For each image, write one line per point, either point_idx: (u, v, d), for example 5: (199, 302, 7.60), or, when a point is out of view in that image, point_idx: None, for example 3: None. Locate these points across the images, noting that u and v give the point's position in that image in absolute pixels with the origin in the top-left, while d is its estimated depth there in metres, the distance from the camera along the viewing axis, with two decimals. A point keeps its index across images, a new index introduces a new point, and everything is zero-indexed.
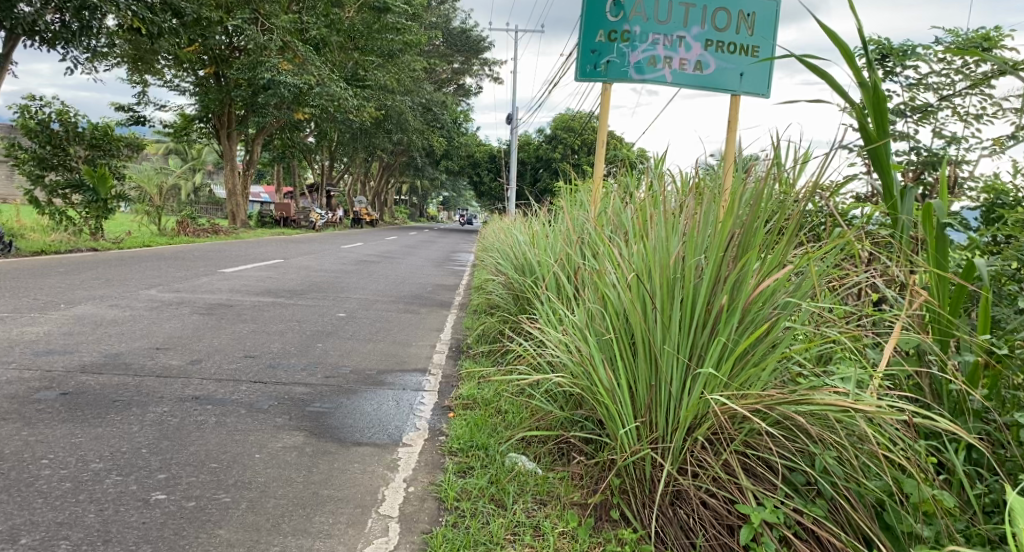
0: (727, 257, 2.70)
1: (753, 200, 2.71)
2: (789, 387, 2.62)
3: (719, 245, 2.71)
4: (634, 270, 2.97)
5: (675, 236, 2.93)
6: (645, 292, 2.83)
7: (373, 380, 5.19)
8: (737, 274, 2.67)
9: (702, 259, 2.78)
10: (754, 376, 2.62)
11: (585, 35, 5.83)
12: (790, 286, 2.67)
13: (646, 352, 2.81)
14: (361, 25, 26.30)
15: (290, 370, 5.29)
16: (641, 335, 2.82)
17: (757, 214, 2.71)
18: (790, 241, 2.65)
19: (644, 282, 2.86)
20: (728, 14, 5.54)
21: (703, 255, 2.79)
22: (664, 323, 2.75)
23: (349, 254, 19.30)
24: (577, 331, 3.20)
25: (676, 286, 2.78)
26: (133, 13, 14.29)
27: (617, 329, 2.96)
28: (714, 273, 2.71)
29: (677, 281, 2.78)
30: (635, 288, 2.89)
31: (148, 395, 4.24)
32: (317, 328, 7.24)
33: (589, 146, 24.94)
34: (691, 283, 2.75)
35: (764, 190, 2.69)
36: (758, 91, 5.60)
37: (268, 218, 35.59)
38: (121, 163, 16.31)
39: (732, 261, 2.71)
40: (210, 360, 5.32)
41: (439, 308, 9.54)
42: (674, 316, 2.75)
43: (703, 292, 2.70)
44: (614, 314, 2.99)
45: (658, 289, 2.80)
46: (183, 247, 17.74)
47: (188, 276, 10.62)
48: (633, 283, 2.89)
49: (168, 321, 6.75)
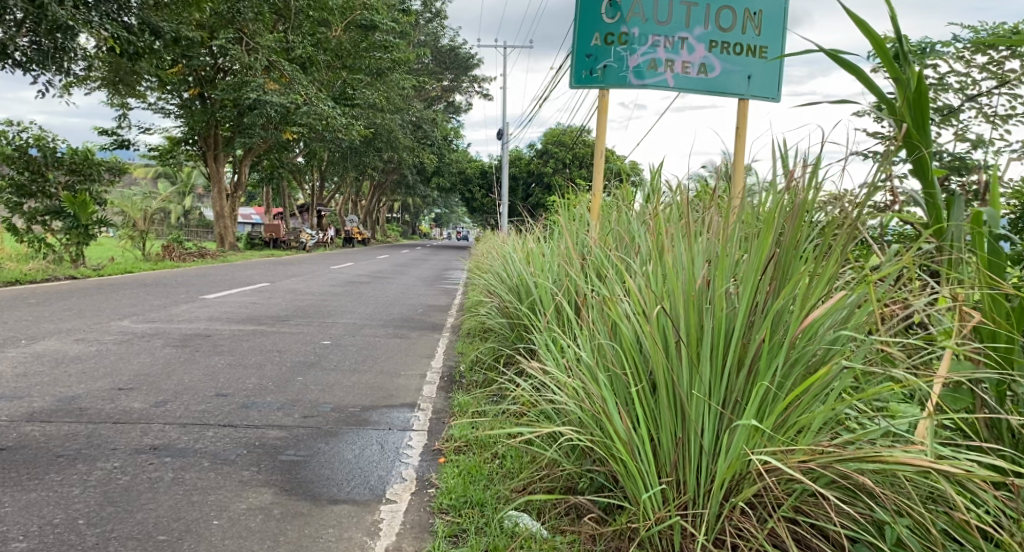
0: (766, 282, 2.25)
1: (793, 212, 2.28)
2: (845, 439, 2.18)
3: (753, 268, 2.27)
4: (650, 298, 2.52)
5: (698, 257, 2.50)
6: (665, 322, 2.40)
7: (356, 419, 4.72)
8: (776, 301, 2.24)
9: (733, 285, 2.34)
10: (803, 423, 2.18)
11: (579, 40, 5.39)
12: (839, 316, 2.23)
13: (669, 395, 2.36)
14: (349, 44, 25.97)
15: (264, 409, 4.81)
16: (663, 374, 2.37)
17: (799, 228, 2.27)
18: (839, 261, 2.22)
19: (663, 313, 2.41)
20: (733, 13, 5.13)
21: (734, 281, 2.35)
22: (691, 363, 2.30)
23: (339, 275, 18.83)
24: (585, 370, 2.74)
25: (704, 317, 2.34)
26: (110, 33, 13.92)
27: (632, 369, 2.51)
28: (750, 302, 2.27)
29: (702, 310, 2.34)
30: (654, 319, 2.44)
31: (96, 448, 3.77)
32: (298, 359, 6.76)
33: (580, 160, 24.69)
34: (719, 313, 2.32)
35: (805, 199, 2.26)
36: (768, 95, 5.19)
37: (258, 240, 35.14)
38: (103, 188, 15.82)
39: (771, 287, 2.26)
40: (177, 400, 4.84)
41: (429, 332, 9.06)
42: (700, 353, 2.31)
43: (737, 325, 2.25)
44: (629, 350, 2.54)
45: (679, 323, 2.36)
46: (166, 272, 17.22)
47: (167, 304, 10.12)
48: (649, 314, 2.45)
49: (137, 355, 6.28)
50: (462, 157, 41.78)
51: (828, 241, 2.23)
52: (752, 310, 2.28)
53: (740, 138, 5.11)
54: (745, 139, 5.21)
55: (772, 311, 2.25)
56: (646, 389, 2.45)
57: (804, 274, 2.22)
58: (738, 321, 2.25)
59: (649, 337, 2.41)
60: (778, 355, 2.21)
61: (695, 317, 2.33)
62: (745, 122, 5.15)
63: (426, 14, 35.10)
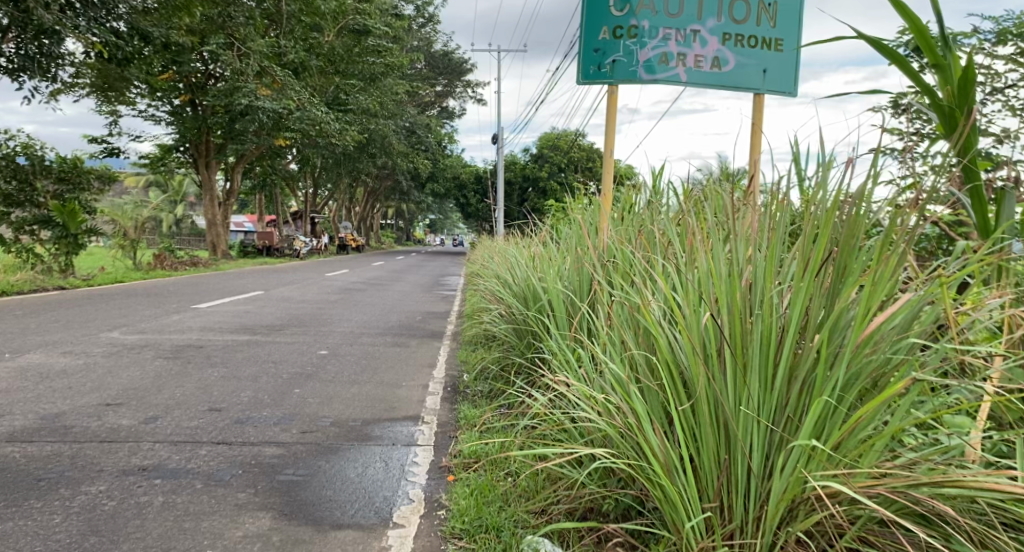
0: (821, 286, 2.03)
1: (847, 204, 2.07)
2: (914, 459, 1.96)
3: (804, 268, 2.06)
4: (688, 305, 2.29)
5: (739, 256, 2.29)
6: (702, 326, 2.18)
7: (358, 434, 4.47)
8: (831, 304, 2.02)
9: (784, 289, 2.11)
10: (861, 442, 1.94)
11: (587, 34, 5.20)
12: (905, 322, 2.00)
13: (711, 412, 2.14)
14: (342, 49, 25.76)
15: (261, 424, 4.56)
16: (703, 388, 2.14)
17: (857, 226, 2.03)
18: (904, 262, 1.99)
19: (704, 321, 2.19)
20: (746, 5, 4.93)
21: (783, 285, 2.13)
22: (738, 377, 2.08)
23: (334, 282, 18.56)
24: (615, 383, 2.52)
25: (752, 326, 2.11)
26: (98, 38, 13.66)
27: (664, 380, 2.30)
28: (803, 309, 2.04)
29: (747, 316, 2.13)
30: (694, 328, 2.21)
31: (82, 471, 3.52)
32: (295, 370, 6.51)
33: (576, 164, 24.53)
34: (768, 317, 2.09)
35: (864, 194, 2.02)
36: (783, 89, 4.99)
37: (251, 248, 34.85)
38: (92, 196, 15.54)
39: (828, 291, 2.03)
40: (168, 416, 4.58)
41: (429, 340, 8.81)
42: (747, 363, 2.09)
43: (789, 335, 2.03)
44: (664, 362, 2.31)
45: (721, 324, 2.13)
46: (158, 281, 16.91)
47: (159, 315, 9.84)
48: (686, 315, 2.23)
49: (126, 369, 6.01)
50: (456, 162, 41.59)
51: (889, 238, 2.00)
52: (803, 316, 2.07)
53: (755, 135, 4.91)
54: (762, 136, 5.00)
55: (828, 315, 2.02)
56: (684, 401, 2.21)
57: (860, 269, 2.00)
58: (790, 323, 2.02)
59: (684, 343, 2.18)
60: (839, 363, 1.97)
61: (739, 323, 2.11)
62: (761, 120, 4.93)
63: (419, 19, 34.95)
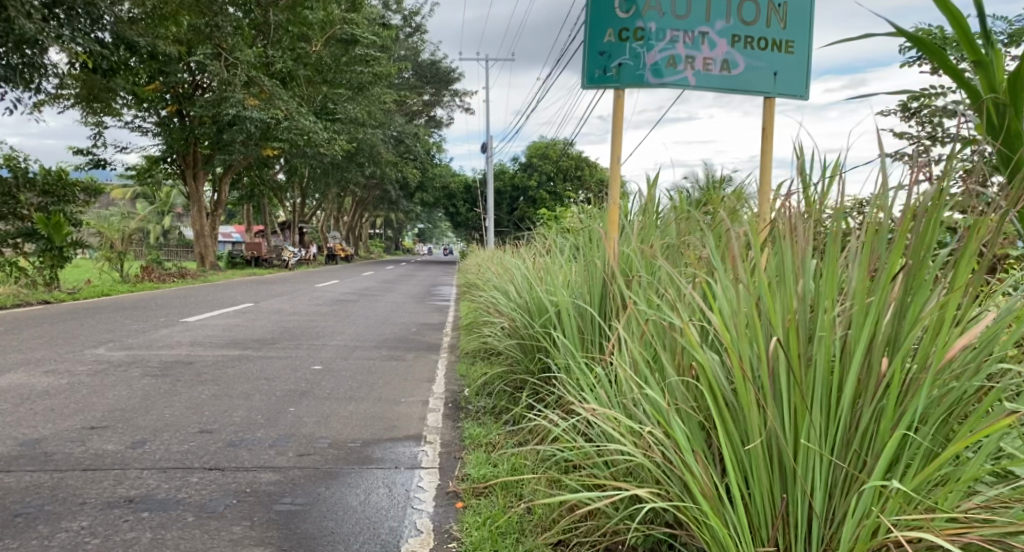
0: (888, 319, 2.05)
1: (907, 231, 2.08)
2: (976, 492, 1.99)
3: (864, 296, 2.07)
4: (741, 334, 2.27)
5: (787, 280, 2.29)
6: (760, 354, 2.18)
7: (358, 457, 4.25)
8: (891, 332, 2.04)
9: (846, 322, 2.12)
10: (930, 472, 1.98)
11: (591, 37, 5.02)
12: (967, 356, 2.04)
13: (773, 442, 2.16)
14: (330, 58, 25.54)
15: (256, 447, 4.33)
16: (764, 417, 2.15)
17: (923, 261, 2.04)
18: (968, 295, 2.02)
19: (764, 353, 2.18)
20: (756, 5, 4.75)
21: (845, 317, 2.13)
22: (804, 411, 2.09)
23: (324, 293, 18.30)
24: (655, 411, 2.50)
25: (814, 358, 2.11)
26: (82, 48, 13.40)
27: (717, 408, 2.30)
28: (868, 343, 2.05)
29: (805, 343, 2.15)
30: (752, 359, 2.20)
31: (63, 504, 3.28)
32: (288, 387, 6.27)
33: (567, 172, 24.43)
34: (829, 348, 2.11)
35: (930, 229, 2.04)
36: (796, 92, 4.82)
37: (239, 259, 34.49)
38: (77, 209, 15.23)
39: (893, 324, 2.05)
40: (157, 440, 4.34)
41: (426, 353, 8.59)
42: (809, 392, 2.11)
43: (855, 369, 2.04)
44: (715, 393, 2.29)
45: (779, 352, 2.14)
46: (144, 295, 16.59)
47: (145, 329, 9.57)
48: (739, 343, 2.23)
49: (111, 388, 5.76)
50: (445, 171, 41.43)
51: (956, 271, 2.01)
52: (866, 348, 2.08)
53: (767, 141, 4.74)
54: (774, 142, 4.83)
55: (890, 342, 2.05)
56: (742, 431, 2.22)
57: (926, 300, 2.02)
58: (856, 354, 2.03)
59: (740, 372, 2.18)
60: (908, 393, 2.00)
61: (800, 352, 2.12)
62: (772, 125, 4.77)
63: (406, 28, 34.83)
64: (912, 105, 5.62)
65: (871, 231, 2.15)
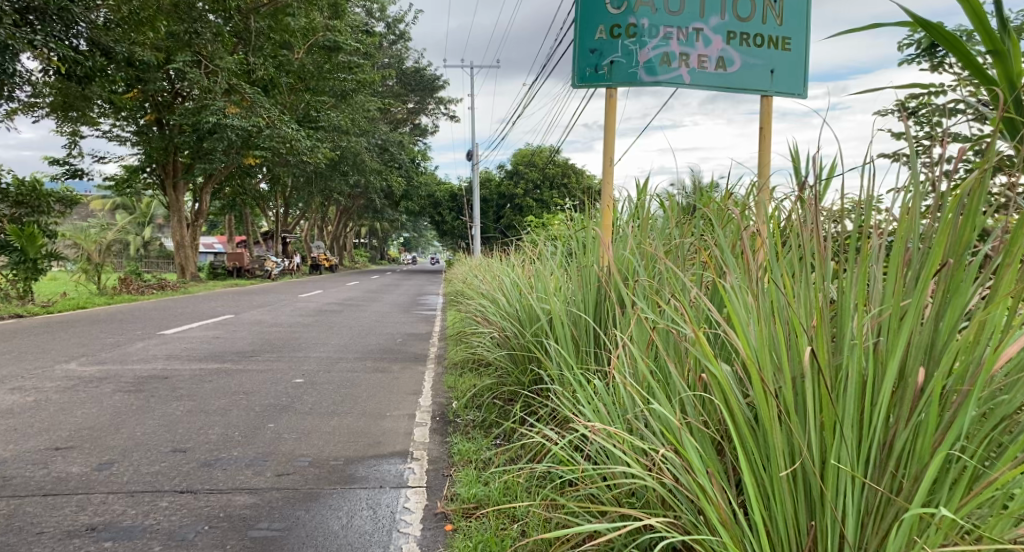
0: (928, 324, 1.86)
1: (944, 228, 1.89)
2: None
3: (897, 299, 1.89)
4: (762, 342, 2.07)
5: (811, 283, 2.11)
6: (783, 365, 1.99)
7: (341, 476, 4.01)
8: (928, 339, 1.86)
9: (880, 328, 1.94)
10: (975, 495, 1.79)
11: (581, 35, 4.84)
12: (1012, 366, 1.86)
13: (798, 460, 1.98)
14: (313, 66, 25.29)
15: (232, 467, 4.07)
16: (788, 433, 1.97)
17: (966, 260, 1.86)
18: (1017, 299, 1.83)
19: (789, 364, 1.99)
20: (751, 1, 4.59)
21: (878, 323, 1.95)
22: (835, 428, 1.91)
23: (307, 303, 17.99)
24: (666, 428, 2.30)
25: (845, 367, 1.93)
26: (57, 55, 13.12)
27: (735, 422, 2.12)
28: (906, 350, 1.86)
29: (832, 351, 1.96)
30: (775, 371, 2.01)
31: (19, 534, 3.02)
32: (269, 402, 6.01)
33: (553, 179, 24.35)
34: (860, 358, 1.93)
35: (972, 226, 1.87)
36: (794, 90, 4.65)
37: (221, 269, 34.06)
38: (52, 220, 14.89)
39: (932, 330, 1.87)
40: (126, 460, 4.08)
41: (413, 364, 8.34)
42: (837, 405, 1.93)
43: (890, 381, 1.86)
44: (733, 407, 2.10)
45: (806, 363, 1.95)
46: (122, 307, 16.22)
47: (121, 343, 9.26)
48: (759, 353, 2.04)
49: (80, 406, 5.48)
50: (430, 180, 41.23)
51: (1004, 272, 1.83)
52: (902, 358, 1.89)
53: (765, 141, 4.57)
54: (771, 141, 4.66)
55: (928, 351, 1.86)
56: (763, 449, 2.04)
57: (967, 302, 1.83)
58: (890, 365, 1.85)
59: (761, 385, 2.00)
60: (949, 407, 1.81)
61: (829, 362, 1.94)
62: (769, 124, 4.60)
63: (390, 36, 34.70)
64: (911, 104, 5.45)
65: (904, 228, 1.97)
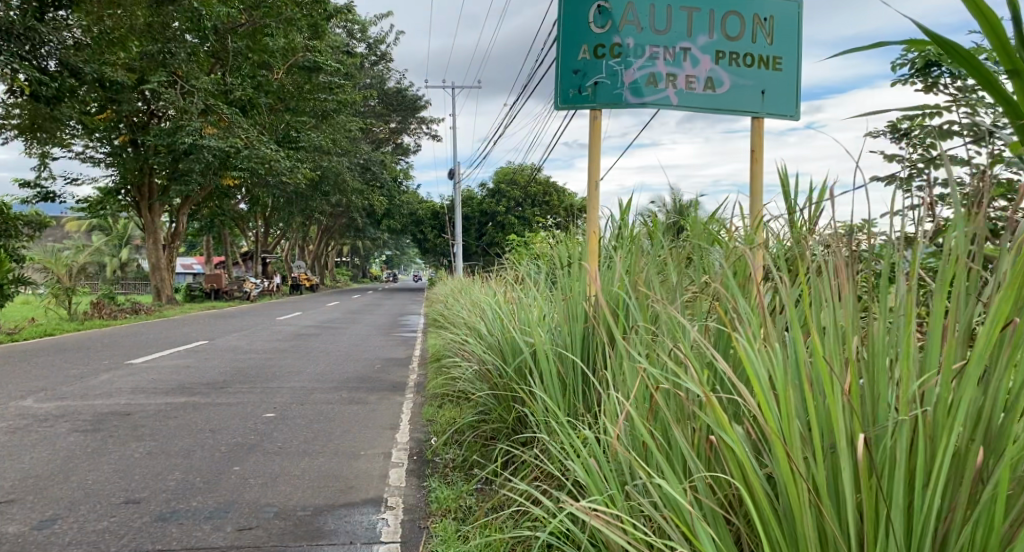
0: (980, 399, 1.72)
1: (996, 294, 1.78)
2: None
3: (945, 373, 1.77)
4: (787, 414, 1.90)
5: (837, 343, 1.97)
6: (818, 443, 1.83)
7: (309, 530, 3.71)
8: (981, 412, 1.76)
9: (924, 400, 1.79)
10: None
11: (563, 55, 4.63)
12: None
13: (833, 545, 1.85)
14: (292, 86, 25.00)
15: (188, 522, 3.75)
16: (824, 517, 1.84)
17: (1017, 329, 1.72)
18: None
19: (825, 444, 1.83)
20: (740, 19, 4.39)
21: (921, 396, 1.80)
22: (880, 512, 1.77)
23: (285, 327, 17.59)
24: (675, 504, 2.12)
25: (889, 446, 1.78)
26: (24, 76, 12.81)
27: (757, 499, 1.97)
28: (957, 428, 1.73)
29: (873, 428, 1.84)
30: (807, 449, 1.85)
31: None
32: (235, 441, 5.68)
33: (536, 198, 24.17)
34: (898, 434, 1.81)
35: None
36: (786, 111, 4.42)
37: (198, 291, 33.50)
38: (20, 245, 14.49)
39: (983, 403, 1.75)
40: (73, 516, 3.77)
41: (391, 394, 8.01)
42: (882, 487, 1.81)
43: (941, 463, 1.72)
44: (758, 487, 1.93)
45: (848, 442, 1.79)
46: (92, 334, 15.78)
47: (85, 376, 8.88)
48: (788, 427, 1.89)
49: (31, 450, 5.15)
50: (412, 199, 40.97)
51: None
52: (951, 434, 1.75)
53: (756, 166, 4.34)
54: (763, 166, 4.43)
55: (976, 426, 1.77)
56: (794, 528, 1.91)
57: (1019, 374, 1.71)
58: (944, 446, 1.72)
59: (791, 467, 1.84)
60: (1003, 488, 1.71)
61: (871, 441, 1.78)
62: (761, 147, 4.36)
63: (371, 56, 34.58)
64: (903, 124, 5.22)
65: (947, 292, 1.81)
